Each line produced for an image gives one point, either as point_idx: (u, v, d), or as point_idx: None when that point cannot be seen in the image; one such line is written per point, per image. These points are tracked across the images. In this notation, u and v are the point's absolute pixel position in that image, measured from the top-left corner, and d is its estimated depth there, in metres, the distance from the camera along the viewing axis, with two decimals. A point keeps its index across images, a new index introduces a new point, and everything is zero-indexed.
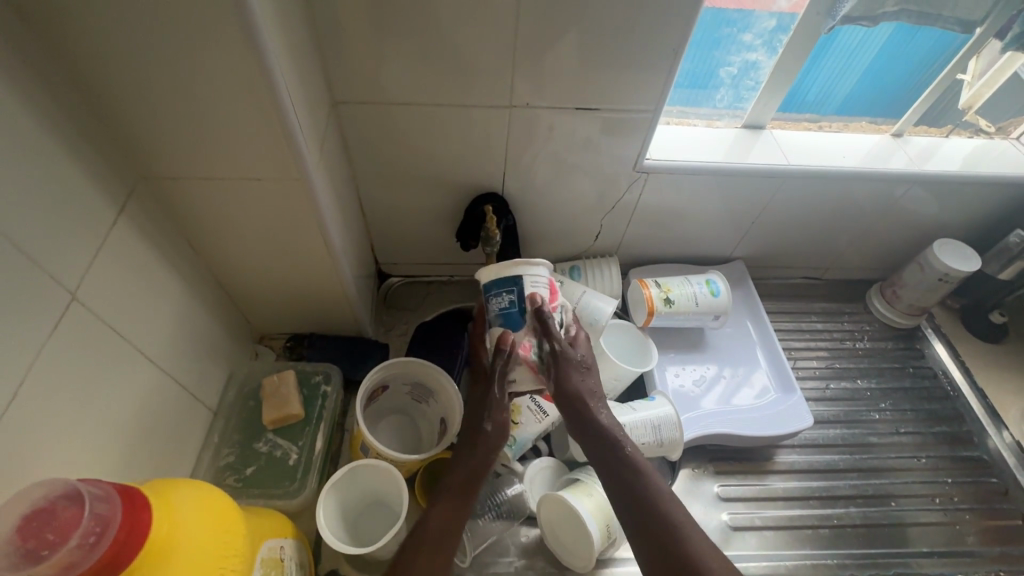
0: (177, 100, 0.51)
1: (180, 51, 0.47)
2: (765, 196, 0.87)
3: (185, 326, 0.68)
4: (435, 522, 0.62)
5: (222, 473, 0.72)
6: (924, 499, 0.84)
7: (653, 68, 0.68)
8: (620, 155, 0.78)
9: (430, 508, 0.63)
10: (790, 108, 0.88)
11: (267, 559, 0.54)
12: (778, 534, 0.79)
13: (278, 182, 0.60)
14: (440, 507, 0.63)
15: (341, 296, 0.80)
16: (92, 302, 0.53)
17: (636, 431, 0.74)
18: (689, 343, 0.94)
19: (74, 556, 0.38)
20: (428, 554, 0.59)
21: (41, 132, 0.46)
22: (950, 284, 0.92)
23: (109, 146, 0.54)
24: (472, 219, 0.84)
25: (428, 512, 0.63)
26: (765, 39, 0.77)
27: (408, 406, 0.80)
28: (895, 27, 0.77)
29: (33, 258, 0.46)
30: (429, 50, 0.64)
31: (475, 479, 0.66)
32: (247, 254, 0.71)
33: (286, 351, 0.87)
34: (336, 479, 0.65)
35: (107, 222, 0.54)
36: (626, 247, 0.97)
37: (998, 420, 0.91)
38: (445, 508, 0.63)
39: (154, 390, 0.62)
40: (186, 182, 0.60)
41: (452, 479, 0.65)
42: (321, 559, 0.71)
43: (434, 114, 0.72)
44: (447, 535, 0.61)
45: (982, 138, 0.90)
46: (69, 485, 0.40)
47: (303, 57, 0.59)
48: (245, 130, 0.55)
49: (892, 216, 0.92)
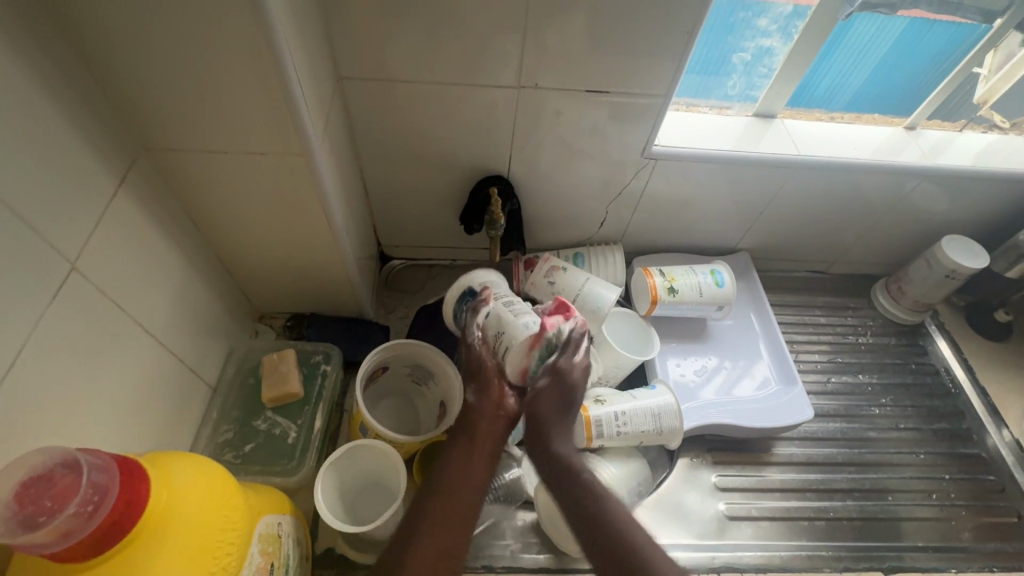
0: (179, 68, 0.50)
1: (183, 19, 0.46)
2: (774, 186, 0.86)
3: (185, 300, 0.67)
4: (454, 468, 0.61)
5: (221, 449, 0.73)
6: (920, 494, 0.84)
7: (665, 51, 0.66)
8: (628, 142, 0.77)
9: (448, 455, 0.63)
10: (801, 101, 0.87)
11: (265, 535, 0.53)
12: (773, 524, 0.79)
13: (282, 157, 0.60)
14: (456, 453, 0.63)
15: (341, 276, 0.79)
16: (92, 272, 0.52)
17: (635, 419, 0.74)
18: (691, 334, 0.94)
19: (72, 524, 0.38)
20: (450, 501, 0.59)
21: (41, 97, 0.45)
22: (957, 281, 0.91)
23: (109, 114, 0.53)
24: (477, 201, 0.83)
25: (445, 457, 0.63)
26: (780, 25, 0.76)
27: (407, 389, 0.80)
28: (908, 22, 0.76)
29: (33, 225, 0.45)
30: (437, 29, 0.63)
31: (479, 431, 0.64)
32: (249, 231, 0.70)
33: (287, 330, 0.87)
34: (334, 458, 0.66)
35: (108, 191, 0.54)
36: (630, 236, 0.96)
37: (999, 418, 0.91)
38: (462, 451, 0.63)
39: (152, 364, 0.62)
40: (188, 155, 0.59)
41: (465, 427, 0.65)
42: (319, 536, 0.71)
43: (440, 93, 0.70)
44: (462, 479, 0.61)
45: (996, 134, 0.88)
46: (68, 453, 0.40)
47: (309, 30, 0.58)
48: (248, 101, 0.53)
49: (901, 210, 0.91)
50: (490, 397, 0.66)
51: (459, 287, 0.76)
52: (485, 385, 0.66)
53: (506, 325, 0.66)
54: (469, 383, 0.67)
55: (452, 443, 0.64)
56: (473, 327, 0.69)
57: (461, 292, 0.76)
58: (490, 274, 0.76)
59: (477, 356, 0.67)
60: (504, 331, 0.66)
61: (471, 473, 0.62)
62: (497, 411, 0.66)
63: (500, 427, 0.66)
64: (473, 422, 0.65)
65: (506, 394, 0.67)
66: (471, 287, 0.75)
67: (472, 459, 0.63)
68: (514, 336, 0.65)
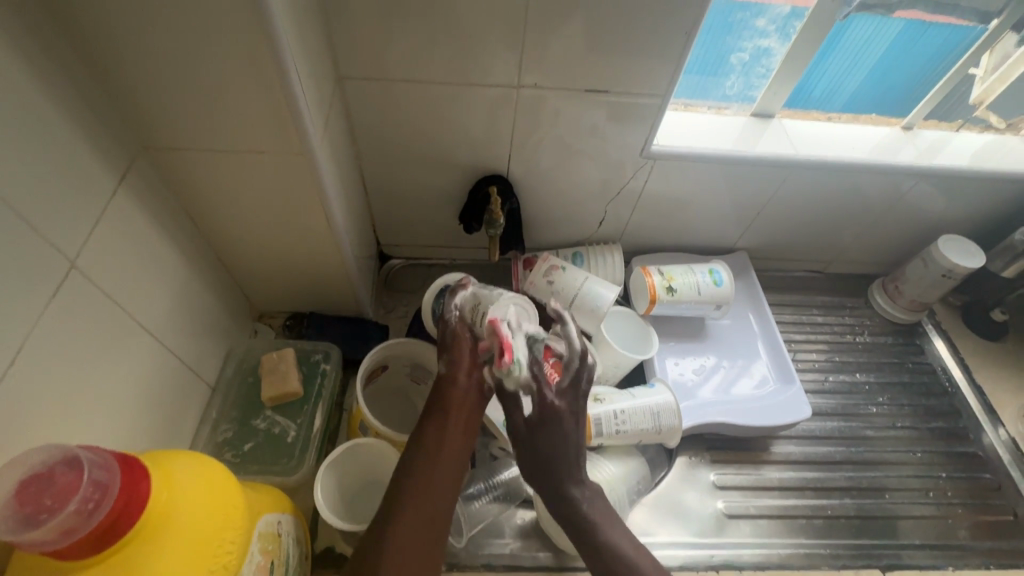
0: (179, 67, 0.50)
1: (184, 18, 0.46)
2: (772, 186, 0.86)
3: (184, 299, 0.67)
4: (427, 443, 0.61)
5: (220, 448, 0.73)
6: (917, 493, 0.84)
7: (664, 52, 0.66)
8: (627, 142, 0.77)
9: (421, 432, 0.63)
10: (799, 101, 0.87)
11: (265, 534, 0.53)
12: (772, 523, 0.79)
13: (282, 156, 0.60)
14: (432, 425, 0.63)
15: (341, 275, 0.79)
16: (93, 271, 0.52)
17: (635, 417, 0.74)
18: (690, 333, 0.94)
19: (74, 522, 0.38)
20: (427, 474, 0.59)
21: (41, 96, 0.45)
22: (953, 280, 0.91)
23: (108, 112, 0.53)
24: (477, 201, 0.83)
25: (420, 434, 0.62)
26: (778, 26, 0.77)
27: (407, 387, 0.80)
28: (905, 23, 0.77)
29: (33, 224, 0.45)
30: (437, 29, 0.63)
31: (453, 405, 0.64)
32: (249, 231, 0.70)
33: (287, 330, 0.87)
34: (334, 456, 0.66)
35: (107, 190, 0.54)
36: (629, 236, 0.96)
37: (995, 417, 0.91)
38: (435, 426, 0.63)
39: (152, 363, 0.62)
40: (188, 155, 0.59)
41: (438, 402, 0.64)
42: (318, 535, 0.71)
43: (440, 93, 0.71)
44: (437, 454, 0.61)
45: (992, 134, 0.89)
46: (68, 451, 0.40)
47: (309, 30, 0.58)
48: (249, 101, 0.54)
49: (898, 210, 0.92)
50: (463, 369, 0.66)
51: (431, 291, 0.77)
52: (456, 355, 0.67)
53: (483, 297, 0.70)
54: (442, 355, 0.68)
55: (427, 417, 0.64)
56: (451, 308, 0.71)
57: (438, 291, 0.77)
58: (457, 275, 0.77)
59: (453, 331, 0.68)
60: (481, 301, 0.69)
61: (448, 445, 0.62)
62: (471, 381, 0.66)
63: (473, 401, 0.65)
64: (446, 396, 0.65)
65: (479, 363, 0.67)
66: (443, 288, 0.77)
67: (445, 433, 0.62)
68: (490, 302, 0.68)
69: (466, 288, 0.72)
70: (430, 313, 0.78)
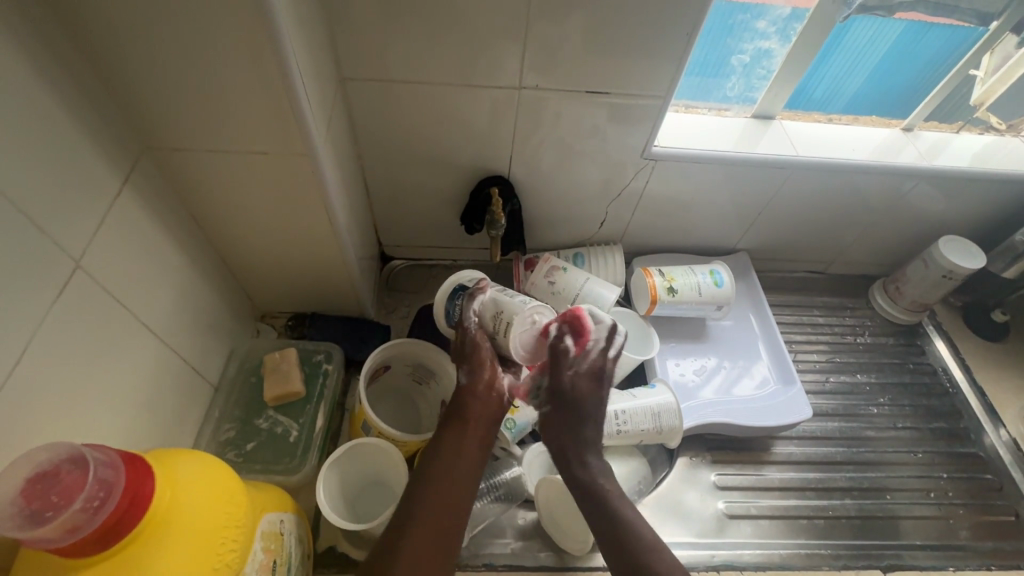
0: (184, 68, 0.50)
1: (188, 20, 0.47)
2: (773, 187, 0.86)
3: (187, 299, 0.68)
4: (445, 452, 0.62)
5: (222, 448, 0.73)
6: (919, 493, 0.84)
7: (665, 53, 0.67)
8: (628, 143, 0.78)
9: (439, 441, 0.63)
10: (800, 102, 0.87)
11: (268, 532, 0.54)
12: (773, 523, 0.79)
13: (284, 157, 0.60)
14: (449, 437, 0.63)
15: (343, 276, 0.80)
16: (96, 271, 0.53)
17: (635, 418, 0.74)
18: (691, 334, 0.94)
19: (79, 519, 0.38)
20: (445, 482, 0.60)
21: (46, 96, 0.45)
22: (954, 281, 0.91)
23: (112, 113, 0.54)
24: (478, 202, 0.84)
25: (437, 443, 0.63)
26: (778, 27, 0.77)
27: (409, 387, 0.81)
28: (906, 24, 0.77)
29: (39, 224, 0.46)
30: (439, 30, 0.64)
31: (472, 414, 0.65)
32: (251, 231, 0.71)
33: (289, 330, 0.87)
34: (336, 456, 0.66)
35: (112, 191, 0.54)
36: (630, 236, 0.96)
37: (996, 417, 0.91)
38: (454, 435, 0.63)
39: (155, 363, 0.62)
40: (191, 155, 0.59)
41: (457, 411, 0.65)
42: (320, 535, 0.71)
43: (442, 94, 0.71)
44: (454, 463, 0.62)
45: (992, 135, 0.89)
46: (74, 449, 0.40)
47: (312, 31, 0.58)
48: (252, 102, 0.54)
49: (899, 211, 0.92)
50: (483, 380, 0.67)
51: (444, 287, 0.74)
52: (477, 366, 0.67)
53: (505, 304, 0.69)
54: (462, 365, 0.68)
55: (445, 428, 0.64)
56: (469, 313, 0.70)
57: (449, 292, 0.74)
58: (474, 275, 0.76)
59: (473, 340, 0.68)
60: (503, 310, 0.69)
61: (465, 456, 0.63)
62: (490, 393, 0.67)
63: (492, 411, 0.66)
64: (466, 406, 0.65)
65: (498, 374, 0.68)
66: (456, 286, 0.73)
67: (463, 443, 0.63)
68: (511, 312, 0.68)
69: (484, 291, 0.71)
70: (442, 313, 0.75)
